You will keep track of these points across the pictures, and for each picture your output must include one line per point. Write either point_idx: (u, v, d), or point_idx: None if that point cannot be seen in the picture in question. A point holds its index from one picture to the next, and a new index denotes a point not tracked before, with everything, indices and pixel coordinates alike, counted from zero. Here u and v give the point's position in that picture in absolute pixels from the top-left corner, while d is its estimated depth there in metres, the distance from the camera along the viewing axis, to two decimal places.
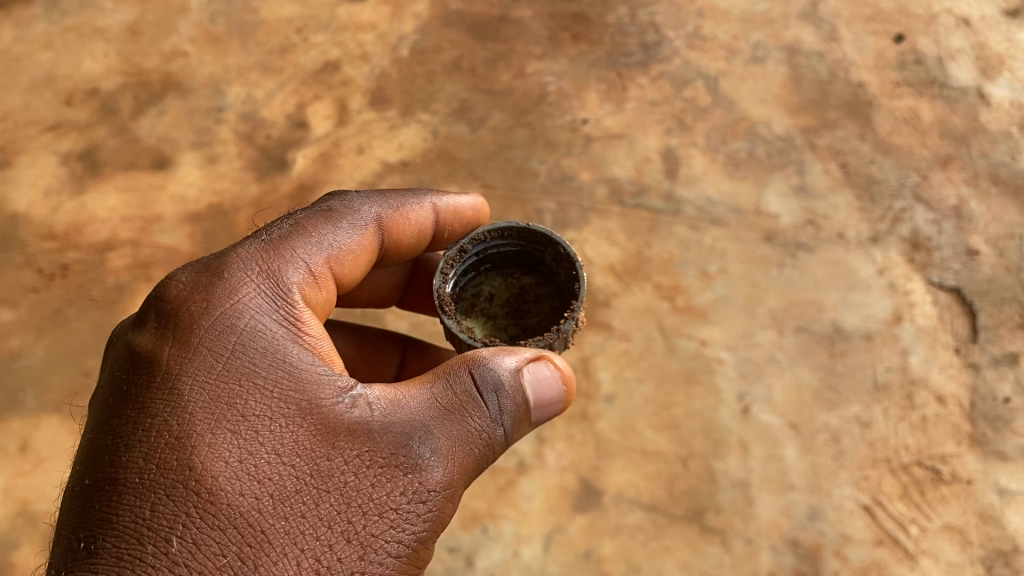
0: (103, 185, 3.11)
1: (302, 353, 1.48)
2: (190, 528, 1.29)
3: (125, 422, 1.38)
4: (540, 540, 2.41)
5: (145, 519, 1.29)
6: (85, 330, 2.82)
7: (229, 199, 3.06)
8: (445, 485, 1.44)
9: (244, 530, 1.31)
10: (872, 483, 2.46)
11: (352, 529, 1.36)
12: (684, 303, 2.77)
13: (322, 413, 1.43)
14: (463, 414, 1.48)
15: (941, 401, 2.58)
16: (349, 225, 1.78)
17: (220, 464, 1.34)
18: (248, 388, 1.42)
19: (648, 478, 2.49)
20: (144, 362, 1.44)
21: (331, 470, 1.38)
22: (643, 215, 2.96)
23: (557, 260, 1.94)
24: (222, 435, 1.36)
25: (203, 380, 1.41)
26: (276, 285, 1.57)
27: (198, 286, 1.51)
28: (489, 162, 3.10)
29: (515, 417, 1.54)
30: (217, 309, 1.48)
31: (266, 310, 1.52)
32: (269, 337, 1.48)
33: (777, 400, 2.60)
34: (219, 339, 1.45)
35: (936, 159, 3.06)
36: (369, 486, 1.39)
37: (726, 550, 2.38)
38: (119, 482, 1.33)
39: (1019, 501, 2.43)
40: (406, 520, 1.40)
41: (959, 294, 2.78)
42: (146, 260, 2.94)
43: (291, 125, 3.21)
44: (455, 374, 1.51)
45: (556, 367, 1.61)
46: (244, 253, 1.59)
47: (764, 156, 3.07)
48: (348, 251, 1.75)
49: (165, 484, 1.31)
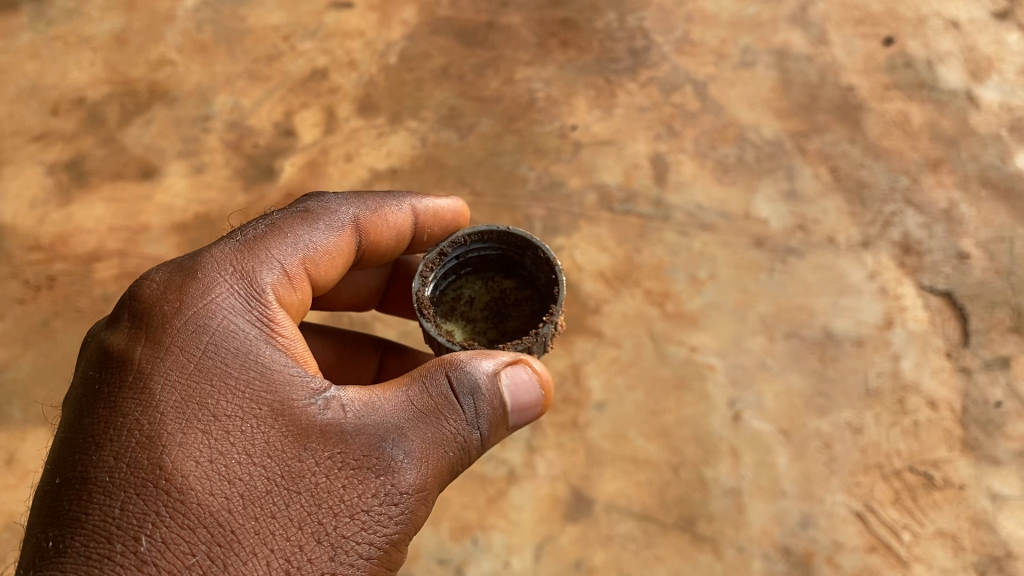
0: (90, 195, 3.09)
1: (275, 353, 1.47)
2: (159, 527, 1.27)
3: (96, 421, 1.37)
4: (530, 550, 2.39)
5: (114, 518, 1.27)
6: (73, 342, 2.79)
7: (217, 208, 3.04)
8: (417, 487, 1.42)
9: (214, 530, 1.29)
10: (864, 489, 2.44)
11: (322, 530, 1.35)
12: (674, 309, 2.76)
13: (294, 414, 1.41)
14: (438, 417, 1.46)
15: (933, 406, 2.57)
16: (325, 226, 1.77)
17: (190, 464, 1.32)
18: (221, 387, 1.40)
19: (639, 486, 2.47)
20: (116, 361, 1.42)
21: (303, 472, 1.37)
22: (632, 221, 2.95)
23: (537, 263, 1.91)
24: (193, 434, 1.35)
25: (175, 379, 1.39)
26: (250, 285, 1.55)
27: (171, 286, 1.50)
28: (478, 169, 3.09)
29: (492, 420, 1.52)
30: (190, 309, 1.47)
31: (240, 310, 1.50)
32: (241, 337, 1.46)
33: (768, 406, 2.58)
34: (192, 338, 1.43)
35: (927, 162, 3.05)
36: (340, 488, 1.38)
37: (718, 559, 2.37)
38: (89, 480, 1.30)
39: (1011, 505, 2.42)
40: (378, 522, 1.39)
41: (950, 298, 2.77)
42: (133, 271, 2.92)
43: (278, 133, 3.19)
44: (430, 375, 1.49)
45: (534, 371, 1.59)
46: (219, 253, 1.58)
47: (753, 161, 3.06)
48: (324, 252, 1.74)
49: (135, 482, 1.30)
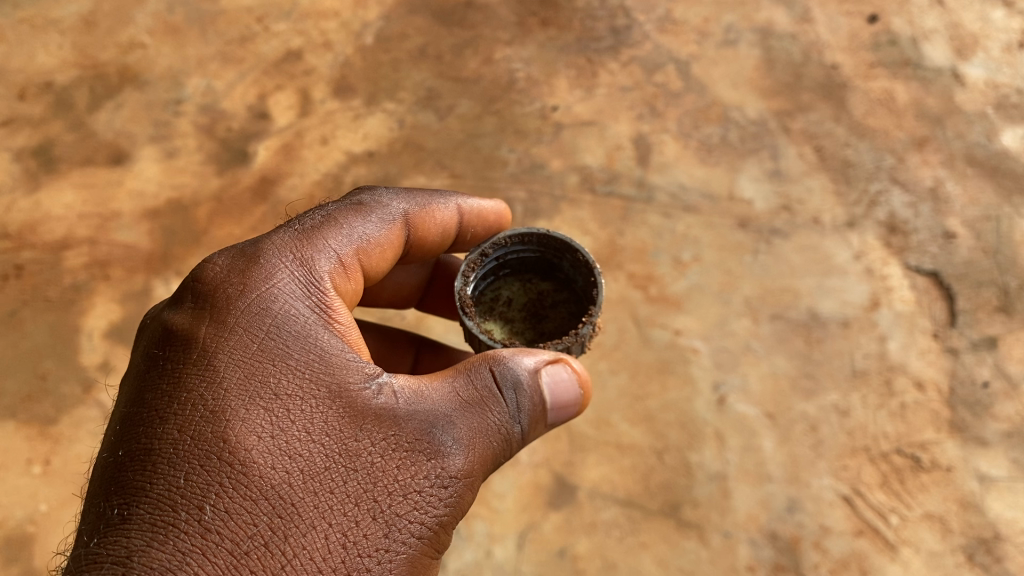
0: (59, 181, 3.00)
1: (334, 338, 1.42)
2: (222, 498, 1.23)
3: (160, 396, 1.33)
4: (513, 539, 2.34)
5: (179, 487, 1.23)
6: (42, 332, 2.71)
7: (189, 193, 2.96)
8: (466, 473, 1.35)
9: (274, 502, 1.25)
10: (851, 473, 2.41)
11: (378, 507, 1.29)
12: (658, 292, 2.72)
13: (351, 396, 1.36)
14: (484, 407, 1.40)
15: (920, 387, 2.54)
16: (377, 219, 1.70)
17: (253, 438, 1.28)
18: (281, 366, 1.36)
19: (623, 472, 2.43)
20: (180, 339, 1.39)
21: (359, 451, 1.32)
22: (615, 203, 2.89)
23: (575, 267, 1.87)
24: (256, 411, 1.31)
25: (238, 358, 1.35)
26: (309, 273, 1.50)
27: (235, 269, 1.46)
28: (457, 151, 3.02)
29: (534, 416, 1.44)
30: (252, 292, 1.43)
31: (299, 294, 1.46)
32: (301, 321, 1.42)
33: (753, 389, 2.54)
34: (255, 320, 1.40)
35: (912, 140, 3.01)
36: (395, 468, 1.32)
37: (703, 545, 2.32)
38: (154, 452, 1.27)
39: (999, 487, 2.39)
40: (429, 503, 1.32)
41: (937, 278, 2.73)
42: (103, 259, 2.83)
43: (251, 116, 3.11)
44: (476, 367, 1.43)
45: (573, 370, 1.51)
46: (278, 240, 1.53)
47: (737, 141, 3.02)
48: (376, 243, 1.67)
49: (199, 454, 1.26)
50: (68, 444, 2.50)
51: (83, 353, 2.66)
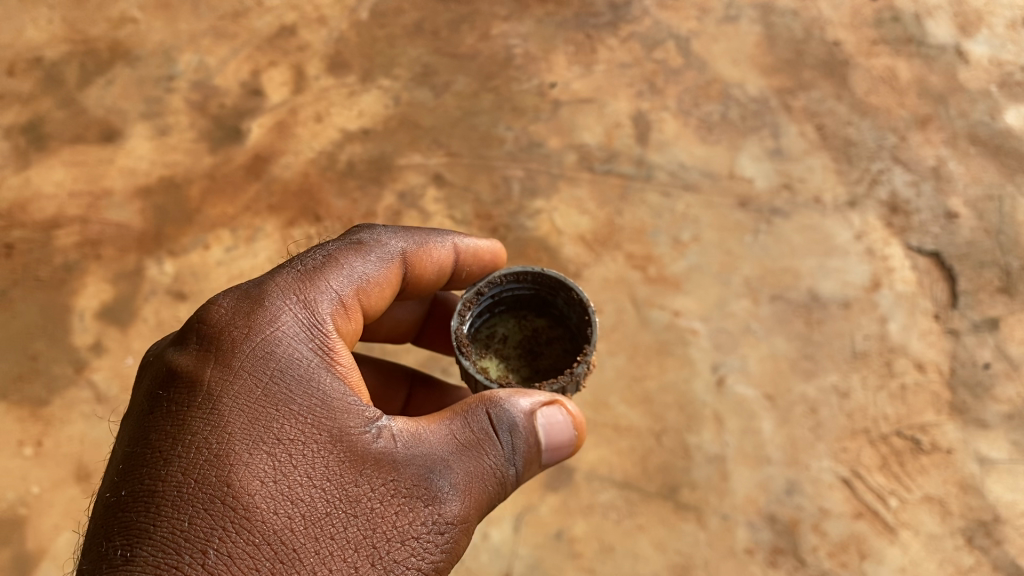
0: (49, 159, 2.95)
1: (336, 381, 1.39)
2: (226, 543, 1.20)
3: (163, 437, 1.30)
4: (510, 521, 2.33)
5: (183, 531, 1.20)
6: (33, 312, 2.67)
7: (181, 171, 2.91)
8: (462, 519, 1.33)
9: (276, 547, 1.22)
10: (851, 455, 2.38)
11: (377, 553, 1.27)
12: (657, 273, 2.68)
13: (351, 440, 1.33)
14: (480, 450, 1.38)
15: (920, 369, 2.52)
16: (376, 257, 1.65)
17: (256, 483, 1.25)
18: (284, 410, 1.33)
19: (620, 454, 2.41)
20: (183, 381, 1.35)
21: (359, 497, 1.29)
22: (613, 181, 2.86)
23: (569, 304, 1.83)
24: (260, 455, 1.28)
25: (243, 402, 1.32)
26: (312, 315, 1.46)
27: (240, 311, 1.42)
28: (453, 129, 2.98)
29: (528, 458, 1.43)
30: (257, 335, 1.39)
31: (302, 336, 1.42)
32: (304, 365, 1.39)
33: (752, 370, 2.52)
34: (259, 364, 1.36)
35: (914, 119, 2.97)
36: (394, 514, 1.30)
37: (702, 527, 2.30)
38: (158, 493, 1.24)
39: (999, 469, 2.37)
40: (426, 549, 1.30)
41: (939, 259, 2.70)
42: (94, 238, 2.79)
43: (245, 92, 3.06)
44: (472, 410, 1.41)
45: (568, 412, 1.49)
46: (282, 281, 1.50)
47: (738, 119, 2.98)
48: (375, 283, 1.63)
49: (202, 498, 1.23)
50: (60, 425, 2.47)
51: (75, 333, 2.62)
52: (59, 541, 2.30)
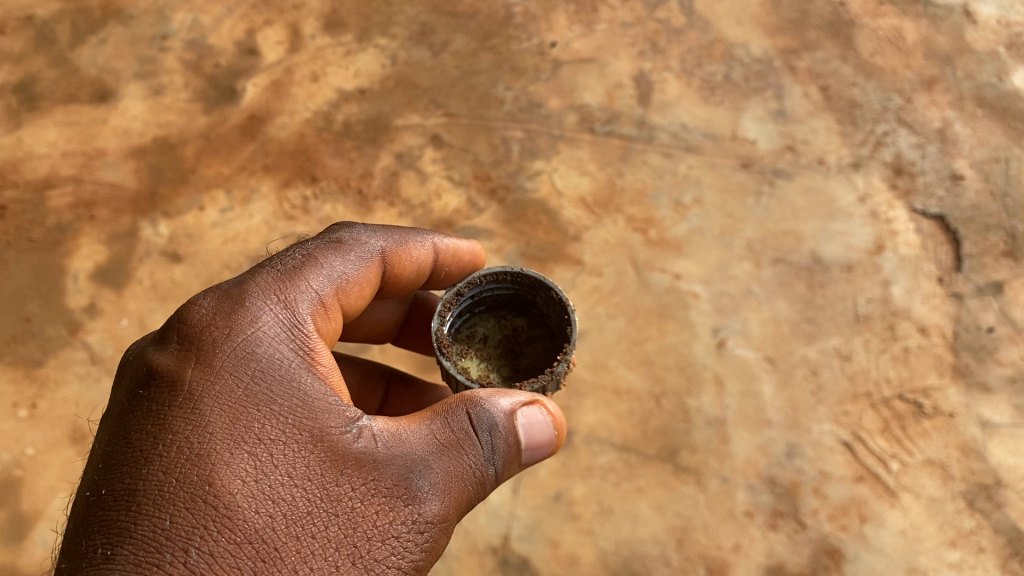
0: (42, 119, 2.91)
1: (318, 382, 1.33)
2: (208, 541, 1.15)
3: (142, 436, 1.24)
4: (508, 484, 2.31)
5: (164, 529, 1.15)
6: (26, 274, 2.64)
7: (176, 131, 2.87)
8: (441, 518, 1.29)
9: (258, 547, 1.17)
10: (852, 418, 2.37)
11: (357, 552, 1.22)
12: (658, 236, 2.65)
13: (332, 441, 1.28)
14: (459, 450, 1.32)
15: (923, 332, 2.49)
16: (356, 256, 1.58)
17: (238, 481, 1.20)
18: (264, 409, 1.27)
19: (619, 416, 2.39)
20: (162, 380, 1.29)
21: (340, 496, 1.24)
22: (614, 143, 2.81)
23: (549, 304, 1.75)
24: (241, 455, 1.22)
25: (223, 401, 1.26)
26: (292, 315, 1.40)
27: (221, 310, 1.35)
28: (452, 89, 2.93)
29: (507, 457, 1.37)
30: (238, 335, 1.33)
31: (282, 335, 1.36)
32: (284, 365, 1.33)
33: (753, 333, 2.49)
34: (239, 364, 1.30)
35: (921, 80, 2.93)
36: (374, 514, 1.25)
37: (701, 490, 2.28)
38: (138, 492, 1.18)
39: (1002, 434, 2.35)
40: (405, 549, 1.25)
41: (943, 222, 2.67)
42: (88, 199, 2.75)
43: (240, 52, 3.01)
44: (451, 410, 1.35)
45: (548, 412, 1.44)
46: (262, 279, 1.43)
47: (741, 80, 2.93)
48: (354, 283, 1.56)
49: (184, 496, 1.17)
50: (55, 387, 2.45)
51: (69, 295, 2.59)
52: (54, 504, 2.29)
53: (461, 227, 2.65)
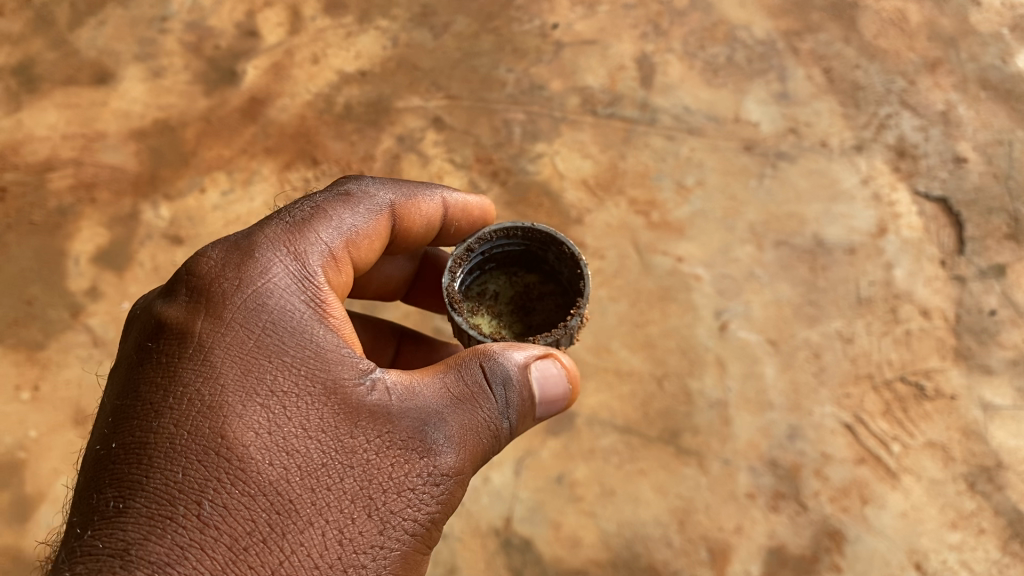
0: (41, 101, 2.89)
1: (330, 334, 1.33)
2: (221, 493, 1.16)
3: (154, 389, 1.24)
4: (510, 465, 2.32)
5: (177, 481, 1.16)
6: (27, 256, 2.63)
7: (176, 113, 2.86)
8: (458, 471, 1.29)
9: (272, 498, 1.18)
10: (853, 401, 2.37)
11: (373, 504, 1.23)
12: (660, 218, 2.64)
13: (345, 393, 1.28)
14: (474, 403, 1.32)
15: (926, 315, 2.49)
16: (364, 209, 1.57)
17: (251, 433, 1.21)
18: (277, 361, 1.27)
19: (622, 399, 2.39)
20: (173, 333, 1.29)
21: (354, 448, 1.24)
22: (617, 125, 2.80)
23: (561, 259, 1.74)
24: (253, 407, 1.23)
25: (235, 353, 1.26)
26: (302, 268, 1.39)
27: (230, 262, 1.35)
28: (453, 71, 2.91)
29: (522, 410, 1.37)
30: (248, 287, 1.32)
31: (294, 288, 1.36)
32: (295, 317, 1.32)
33: (755, 316, 2.49)
34: (250, 316, 1.30)
35: (924, 63, 2.91)
36: (390, 465, 1.25)
37: (703, 472, 2.29)
38: (149, 445, 1.19)
39: (1003, 416, 2.35)
40: (421, 501, 1.26)
41: (946, 204, 2.66)
42: (89, 181, 2.74)
43: (240, 34, 3.00)
44: (466, 364, 1.35)
45: (562, 365, 1.43)
46: (270, 232, 1.42)
47: (744, 62, 2.92)
48: (363, 236, 1.55)
49: (197, 449, 1.18)
50: (57, 369, 2.45)
51: (70, 277, 2.59)
52: (57, 486, 2.29)
53: None
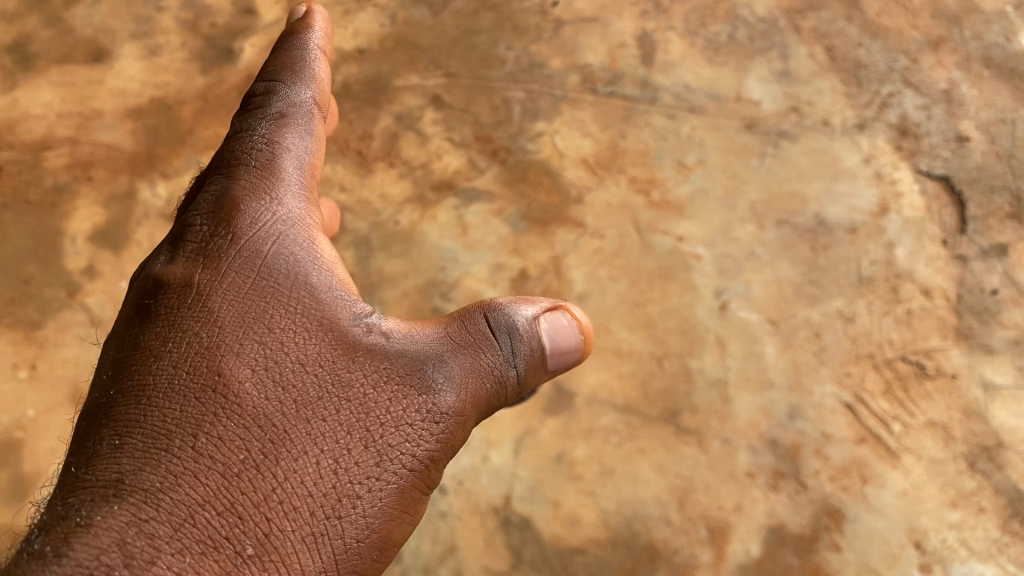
0: (36, 79, 2.85)
1: (323, 281, 1.58)
2: (217, 426, 1.41)
3: (157, 337, 1.50)
4: (510, 444, 2.31)
5: (178, 416, 1.41)
6: (23, 235, 2.61)
7: (173, 92, 2.83)
8: (456, 410, 1.53)
9: (266, 429, 1.43)
10: (854, 380, 2.36)
11: (368, 437, 1.48)
12: (661, 197, 2.63)
13: (340, 335, 1.53)
14: (477, 350, 1.56)
15: (927, 295, 2.47)
16: (303, 132, 1.75)
17: (245, 371, 1.46)
18: (277, 308, 1.53)
19: (621, 378, 2.38)
20: (177, 288, 1.55)
21: (349, 383, 1.50)
22: (617, 103, 2.78)
23: None
24: (250, 349, 1.48)
25: (236, 305, 1.52)
26: (288, 220, 1.62)
27: (227, 222, 1.61)
28: (452, 48, 2.89)
29: (531, 361, 1.59)
30: (247, 246, 1.58)
31: (297, 245, 1.60)
32: (291, 267, 1.57)
33: (756, 295, 2.48)
34: (248, 269, 1.56)
35: (928, 41, 2.88)
36: (386, 400, 1.51)
37: (702, 451, 2.28)
38: (149, 386, 1.44)
39: (1005, 396, 2.33)
40: (417, 435, 1.51)
41: (948, 184, 2.64)
42: (85, 160, 2.72)
43: (237, 11, 2.97)
44: (471, 315, 1.59)
45: (573, 317, 1.67)
46: (254, 189, 1.65)
47: (745, 40, 2.90)
48: (313, 162, 1.74)
49: (194, 387, 1.44)
50: (55, 349, 2.45)
51: (67, 257, 2.57)
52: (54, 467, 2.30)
53: (463, 189, 2.64)
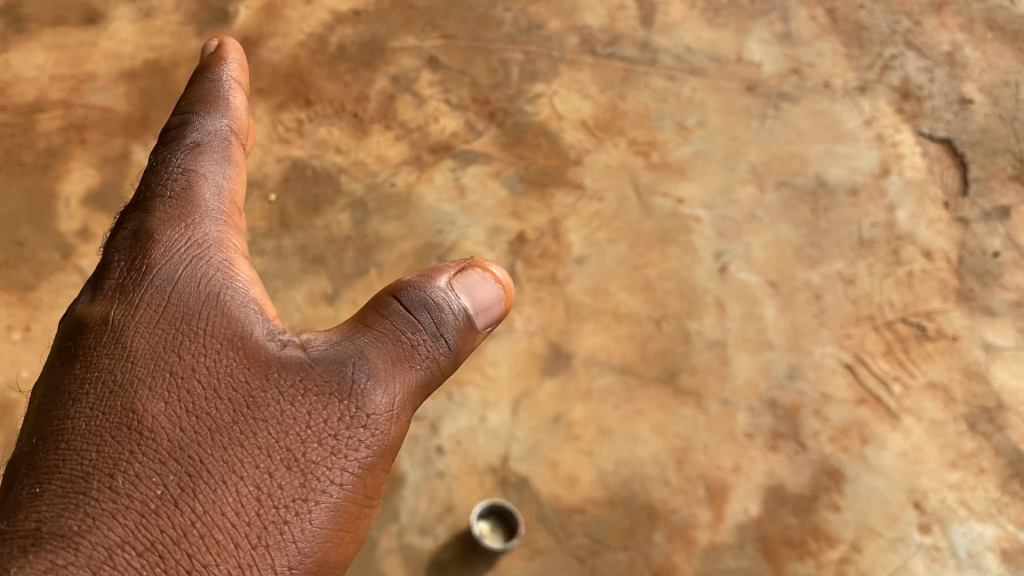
0: (29, 41, 2.82)
1: (237, 293, 1.24)
2: (134, 463, 1.10)
3: (66, 376, 1.17)
4: (507, 405, 2.26)
5: (89, 459, 1.10)
6: (16, 197, 2.58)
7: (168, 54, 2.82)
8: (389, 406, 1.21)
9: (181, 459, 1.11)
10: (854, 341, 2.35)
11: (292, 455, 1.16)
12: (660, 159, 2.60)
13: (253, 348, 1.20)
14: (396, 332, 1.24)
15: (928, 256, 2.46)
16: (219, 152, 1.41)
17: (157, 404, 1.14)
18: (187, 332, 1.20)
19: (620, 340, 2.35)
20: (87, 326, 1.21)
21: (266, 401, 1.17)
22: (617, 65, 2.77)
23: None
24: (161, 380, 1.16)
25: (147, 328, 1.20)
26: (198, 228, 1.30)
27: (132, 237, 1.29)
28: (450, 10, 2.87)
29: (459, 329, 1.27)
30: (152, 264, 1.25)
31: (212, 261, 1.26)
32: (200, 279, 1.24)
33: (756, 257, 2.46)
34: (156, 291, 1.23)
35: (929, 4, 2.88)
36: (307, 413, 1.18)
37: (701, 412, 2.26)
38: (64, 429, 1.13)
39: (1005, 356, 2.32)
40: (351, 446, 1.19)
41: (950, 146, 2.62)
42: (79, 122, 2.69)
43: None
44: (381, 300, 1.27)
45: (490, 274, 1.33)
46: (159, 202, 1.33)
47: (745, 3, 2.89)
48: (235, 177, 1.41)
49: (109, 426, 1.12)
50: (48, 310, 2.42)
51: (60, 219, 2.55)
52: None
53: (460, 151, 2.59)
